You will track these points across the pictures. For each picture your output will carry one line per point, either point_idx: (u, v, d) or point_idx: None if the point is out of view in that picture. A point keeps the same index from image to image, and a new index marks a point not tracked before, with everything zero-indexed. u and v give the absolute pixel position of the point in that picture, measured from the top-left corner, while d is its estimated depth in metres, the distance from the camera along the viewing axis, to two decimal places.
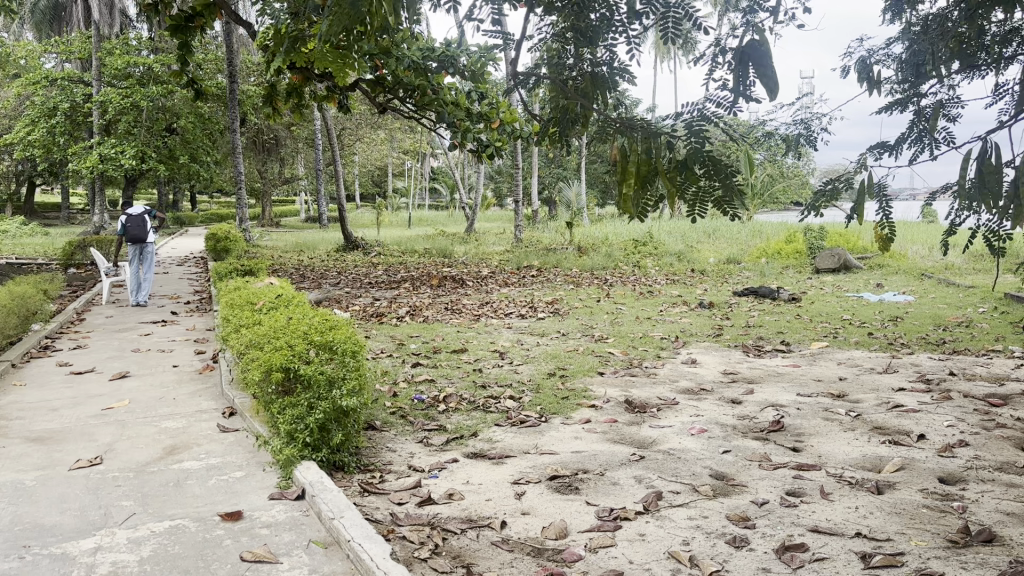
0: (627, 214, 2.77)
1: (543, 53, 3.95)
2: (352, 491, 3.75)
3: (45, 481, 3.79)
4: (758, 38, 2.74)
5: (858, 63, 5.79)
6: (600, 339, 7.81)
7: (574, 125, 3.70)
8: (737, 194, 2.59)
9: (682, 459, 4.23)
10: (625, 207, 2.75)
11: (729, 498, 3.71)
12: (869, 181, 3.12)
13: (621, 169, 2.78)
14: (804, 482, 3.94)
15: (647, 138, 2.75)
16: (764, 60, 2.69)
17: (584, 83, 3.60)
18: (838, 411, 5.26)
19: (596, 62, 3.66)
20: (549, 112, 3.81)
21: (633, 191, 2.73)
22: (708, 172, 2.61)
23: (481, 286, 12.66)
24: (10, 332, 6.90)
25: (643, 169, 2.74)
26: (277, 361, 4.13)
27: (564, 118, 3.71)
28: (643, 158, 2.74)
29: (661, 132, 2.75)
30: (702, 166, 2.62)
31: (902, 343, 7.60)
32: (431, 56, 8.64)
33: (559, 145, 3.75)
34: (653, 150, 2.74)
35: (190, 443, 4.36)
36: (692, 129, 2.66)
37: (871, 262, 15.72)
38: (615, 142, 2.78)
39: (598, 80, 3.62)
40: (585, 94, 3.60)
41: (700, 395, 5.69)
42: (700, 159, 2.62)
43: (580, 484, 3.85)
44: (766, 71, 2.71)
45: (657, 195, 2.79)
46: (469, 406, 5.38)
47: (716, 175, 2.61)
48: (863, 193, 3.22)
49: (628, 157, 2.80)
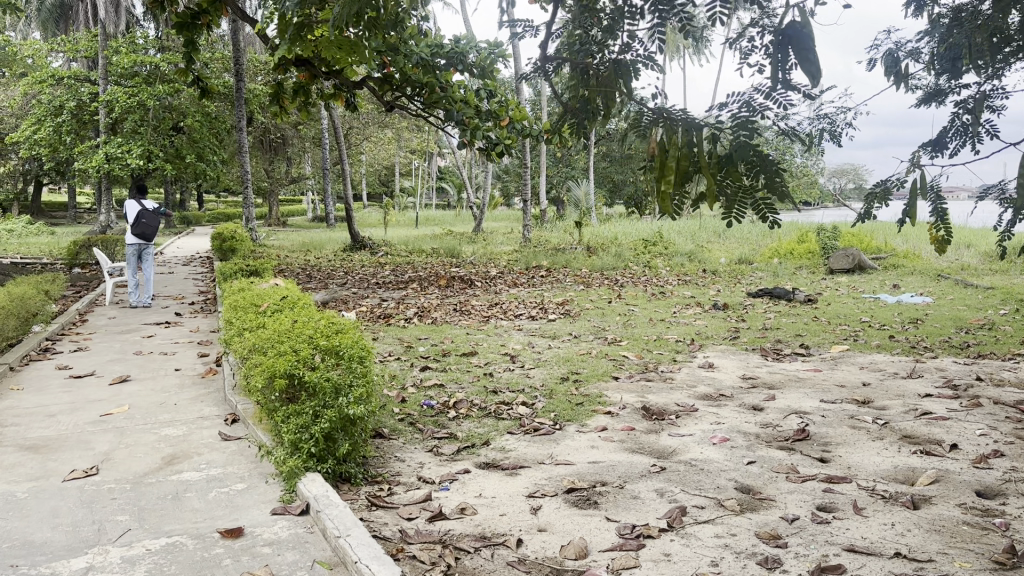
0: (665, 211, 2.62)
1: (564, 38, 3.77)
2: (358, 505, 3.56)
3: (36, 494, 3.60)
4: (800, 20, 2.56)
5: (885, 57, 5.60)
6: (613, 342, 7.62)
7: (595, 118, 3.54)
8: (785, 194, 2.47)
9: (705, 471, 4.02)
10: (663, 204, 2.61)
11: (757, 514, 3.51)
12: (926, 180, 3.15)
13: (659, 164, 2.62)
14: (836, 496, 3.73)
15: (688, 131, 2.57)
16: (808, 42, 2.52)
17: (608, 71, 3.40)
18: (864, 418, 5.05)
19: (618, 47, 3.46)
20: (568, 103, 3.63)
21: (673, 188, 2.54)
22: (754, 169, 2.48)
23: (489, 287, 12.46)
24: (9, 334, 6.75)
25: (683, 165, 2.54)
26: (281, 367, 3.92)
27: (586, 107, 3.52)
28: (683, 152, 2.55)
29: (703, 125, 2.58)
30: (748, 162, 2.48)
31: (925, 346, 7.37)
32: (440, 53, 8.40)
33: (578, 139, 3.59)
34: (694, 143, 2.59)
35: (190, 453, 4.17)
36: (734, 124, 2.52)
37: (885, 262, 15.49)
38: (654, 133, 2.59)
39: (621, 67, 3.41)
40: (607, 83, 3.42)
41: (720, 401, 5.48)
42: (745, 155, 2.50)
43: (599, 498, 3.65)
44: (810, 56, 2.54)
45: (695, 194, 2.64)
46: (480, 413, 5.18)
47: (759, 171, 2.50)
48: (918, 188, 3.24)
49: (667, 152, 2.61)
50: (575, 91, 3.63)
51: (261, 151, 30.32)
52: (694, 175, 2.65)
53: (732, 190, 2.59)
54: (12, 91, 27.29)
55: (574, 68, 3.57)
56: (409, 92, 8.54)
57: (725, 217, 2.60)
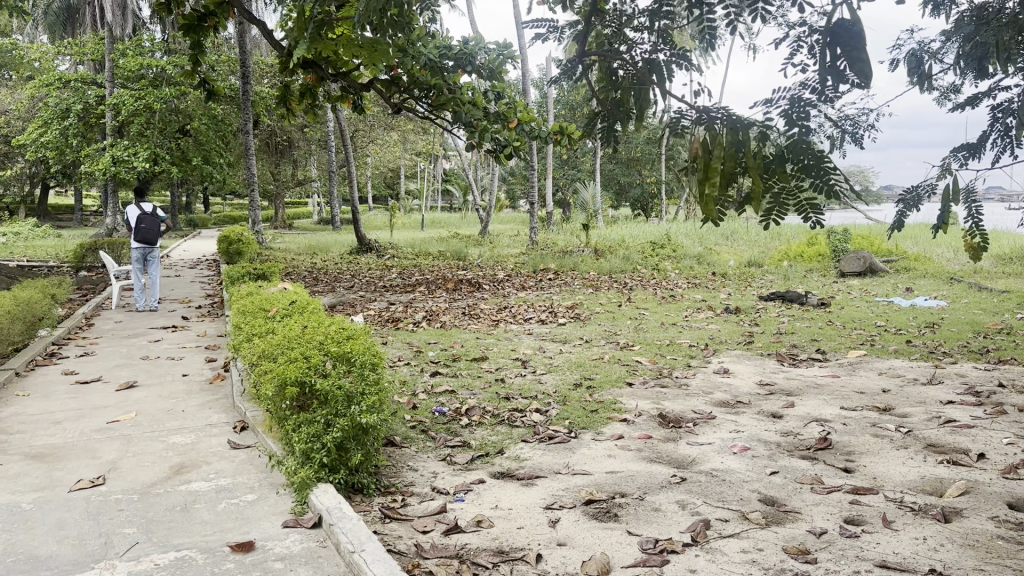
0: (708, 215, 2.58)
1: (592, 37, 3.74)
2: (371, 518, 3.45)
3: (42, 505, 3.51)
4: (848, 17, 2.49)
5: (909, 57, 5.52)
6: (625, 346, 7.51)
7: (627, 119, 3.48)
8: (836, 194, 2.46)
9: (728, 482, 3.92)
10: (705, 207, 2.56)
11: (783, 528, 3.40)
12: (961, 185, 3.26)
13: (703, 166, 2.57)
14: (864, 509, 3.62)
15: (734, 131, 2.56)
16: (858, 38, 2.49)
17: (641, 70, 3.36)
18: (887, 426, 4.93)
19: (650, 46, 3.42)
20: (599, 104, 3.59)
21: (717, 190, 2.53)
22: (803, 169, 2.48)
23: (498, 290, 12.35)
24: (15, 338, 6.68)
25: (727, 166, 2.54)
26: (292, 374, 3.82)
27: (617, 109, 3.47)
28: (727, 152, 2.55)
29: (749, 124, 2.56)
30: (798, 161, 2.48)
31: (944, 352, 7.25)
32: (447, 55, 8.30)
33: (606, 144, 3.54)
34: (738, 142, 2.54)
35: (198, 462, 4.08)
36: (784, 122, 2.52)
37: (897, 265, 15.31)
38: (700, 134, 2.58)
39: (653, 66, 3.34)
40: (639, 83, 3.38)
41: (738, 409, 5.37)
42: (795, 156, 2.48)
43: (620, 510, 3.54)
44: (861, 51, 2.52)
45: (739, 193, 2.63)
46: (493, 421, 5.07)
47: (808, 171, 2.47)
48: (956, 192, 3.29)
49: (711, 152, 2.59)
50: (602, 91, 3.56)
51: (268, 153, 30.35)
52: (738, 175, 2.61)
53: (777, 191, 2.59)
54: (19, 94, 27.36)
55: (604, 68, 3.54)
56: (416, 94, 8.45)
57: (766, 218, 2.61)
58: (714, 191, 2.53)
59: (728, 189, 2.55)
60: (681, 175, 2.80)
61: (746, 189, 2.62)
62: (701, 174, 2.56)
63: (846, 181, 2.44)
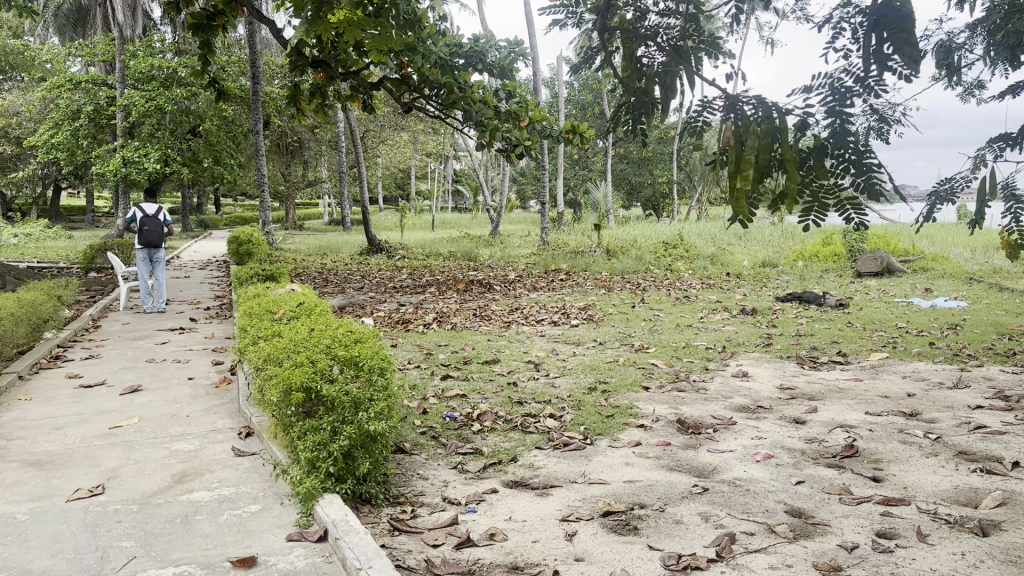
0: (739, 211, 2.46)
1: (616, 24, 3.66)
2: (380, 530, 3.30)
3: (38, 516, 3.38)
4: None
5: (937, 48, 5.34)
6: (641, 349, 7.33)
7: (654, 111, 3.38)
8: (878, 192, 2.37)
9: (752, 492, 3.75)
10: (737, 204, 2.45)
11: (813, 542, 3.23)
12: (998, 179, 3.13)
13: (736, 159, 2.46)
14: (896, 521, 3.44)
15: (770, 121, 2.47)
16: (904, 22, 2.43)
17: (668, 58, 3.28)
18: (915, 432, 4.74)
19: (677, 33, 3.35)
20: (622, 92, 3.52)
21: (750, 185, 2.41)
22: (844, 165, 2.40)
23: (509, 291, 12.21)
24: (18, 340, 6.59)
25: (763, 159, 2.43)
26: (298, 379, 3.68)
27: (642, 100, 3.40)
28: (762, 143, 2.44)
29: (788, 112, 2.46)
30: (839, 156, 2.40)
31: (969, 354, 7.03)
32: (458, 52, 8.13)
33: (631, 136, 3.48)
34: (773, 134, 2.44)
35: (201, 470, 3.94)
36: (826, 114, 2.44)
37: (914, 265, 15.07)
38: (731, 124, 2.47)
39: (681, 53, 3.25)
40: (667, 72, 3.32)
41: (759, 413, 5.20)
42: (838, 146, 2.39)
43: (639, 523, 3.38)
44: (907, 36, 2.46)
45: (775, 190, 2.54)
46: (505, 426, 4.91)
47: (849, 167, 2.39)
48: (993, 186, 3.14)
49: (744, 143, 2.48)
50: (628, 83, 3.47)
51: (279, 154, 30.35)
52: (774, 169, 2.50)
53: (814, 189, 2.49)
54: (31, 95, 27.41)
55: (630, 57, 3.48)
56: (427, 93, 8.28)
57: (805, 217, 2.53)
58: (748, 185, 2.42)
59: (762, 183, 2.46)
60: (711, 170, 2.69)
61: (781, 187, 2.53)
62: (733, 167, 2.46)
63: (891, 177, 2.35)
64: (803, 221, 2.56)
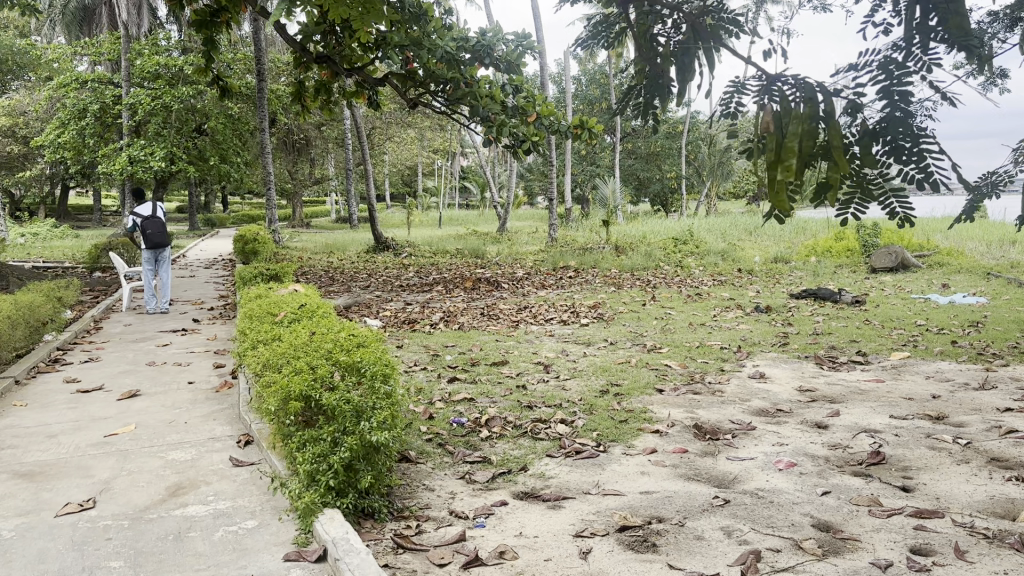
0: (779, 207, 2.27)
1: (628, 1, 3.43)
2: (384, 548, 3.11)
3: (23, 533, 3.20)
4: None
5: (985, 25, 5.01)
6: (653, 349, 7.13)
7: (670, 96, 3.17)
8: (933, 181, 2.18)
9: (776, 504, 3.55)
10: (777, 198, 2.25)
11: (843, 560, 3.03)
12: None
13: (774, 147, 2.25)
14: (931, 536, 3.23)
15: (812, 106, 2.27)
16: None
17: (685, 35, 3.06)
18: (943, 438, 4.52)
19: (694, 6, 3.15)
20: (634, 73, 3.29)
21: (793, 175, 2.22)
22: (897, 151, 2.22)
23: (516, 289, 12.02)
24: (15, 344, 6.42)
25: (806, 146, 2.22)
26: (297, 388, 3.49)
27: (657, 80, 3.19)
28: (804, 129, 2.24)
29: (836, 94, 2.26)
30: (891, 141, 2.21)
31: (994, 353, 6.80)
32: (465, 46, 7.71)
33: (646, 119, 3.27)
34: (815, 117, 2.24)
35: (197, 482, 3.77)
36: (875, 97, 2.26)
37: (929, 260, 14.80)
38: (770, 109, 2.27)
39: (701, 31, 3.03)
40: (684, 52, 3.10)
41: (779, 418, 4.99)
42: (893, 130, 2.19)
43: (658, 540, 3.18)
44: (955, 6, 2.28)
45: (816, 180, 2.35)
46: (515, 433, 4.71)
47: (903, 153, 2.20)
48: None
49: (784, 128, 2.28)
50: (642, 64, 3.23)
51: (285, 152, 30.22)
52: (817, 158, 2.30)
53: (859, 179, 2.32)
54: (37, 94, 27.31)
55: (643, 31, 3.20)
56: (432, 88, 8.02)
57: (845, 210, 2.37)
58: (790, 177, 2.21)
59: (805, 173, 2.26)
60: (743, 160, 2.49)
61: (823, 176, 2.34)
62: (773, 156, 2.25)
63: (946, 164, 2.17)
64: (844, 213, 2.39)
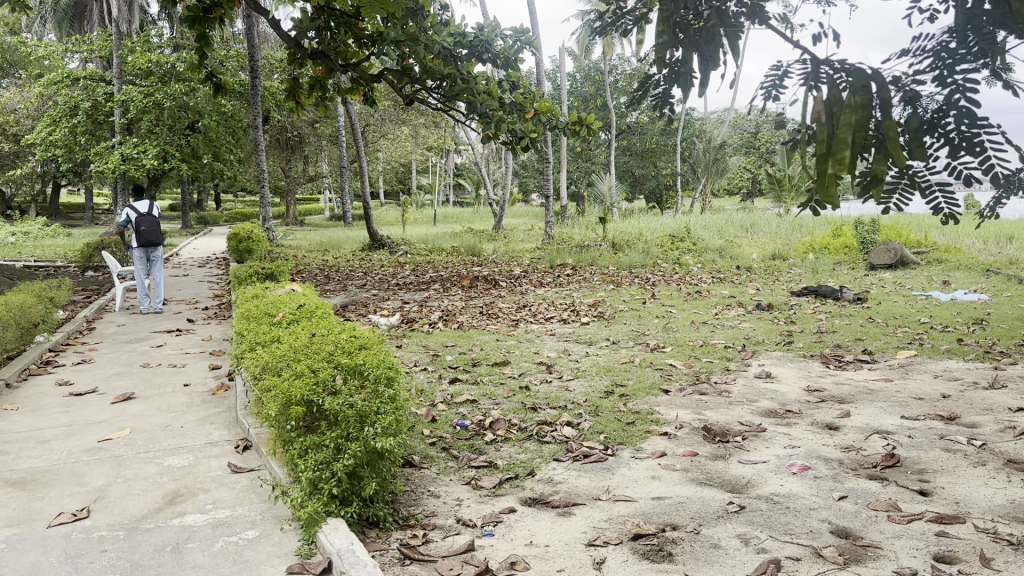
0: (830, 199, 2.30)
1: None
2: (389, 559, 3.00)
3: (15, 545, 3.08)
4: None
5: None
6: (656, 348, 7.03)
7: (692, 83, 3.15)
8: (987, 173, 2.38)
9: (791, 510, 3.45)
10: (827, 189, 2.28)
11: (866, 568, 2.93)
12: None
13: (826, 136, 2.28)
14: (955, 544, 3.13)
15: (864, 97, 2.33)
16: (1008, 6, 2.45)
17: (708, 21, 3.00)
18: (957, 439, 4.43)
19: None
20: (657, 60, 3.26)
21: (846, 166, 2.24)
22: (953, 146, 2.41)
23: (514, 287, 11.90)
24: (6, 346, 6.29)
25: (859, 137, 2.28)
26: (297, 392, 3.38)
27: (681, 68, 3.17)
28: (856, 120, 2.27)
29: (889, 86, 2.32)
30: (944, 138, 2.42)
31: (1002, 351, 6.70)
32: (462, 41, 7.56)
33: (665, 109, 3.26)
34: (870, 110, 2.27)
35: (195, 490, 3.65)
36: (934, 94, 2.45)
37: (928, 257, 14.67)
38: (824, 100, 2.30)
39: (723, 17, 2.96)
40: (709, 37, 3.04)
41: (788, 420, 4.88)
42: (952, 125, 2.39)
43: (674, 549, 3.08)
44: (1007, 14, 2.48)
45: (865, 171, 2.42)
46: (520, 436, 4.61)
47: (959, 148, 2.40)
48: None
49: (837, 119, 2.32)
50: (665, 49, 3.20)
51: (278, 149, 30.01)
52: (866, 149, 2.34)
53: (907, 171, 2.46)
54: (28, 92, 27.03)
55: (666, 15, 3.11)
56: (427, 85, 7.82)
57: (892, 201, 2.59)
58: (842, 170, 2.25)
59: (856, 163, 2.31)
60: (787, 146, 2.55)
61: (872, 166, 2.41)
62: (826, 147, 2.29)
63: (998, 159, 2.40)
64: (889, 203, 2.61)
